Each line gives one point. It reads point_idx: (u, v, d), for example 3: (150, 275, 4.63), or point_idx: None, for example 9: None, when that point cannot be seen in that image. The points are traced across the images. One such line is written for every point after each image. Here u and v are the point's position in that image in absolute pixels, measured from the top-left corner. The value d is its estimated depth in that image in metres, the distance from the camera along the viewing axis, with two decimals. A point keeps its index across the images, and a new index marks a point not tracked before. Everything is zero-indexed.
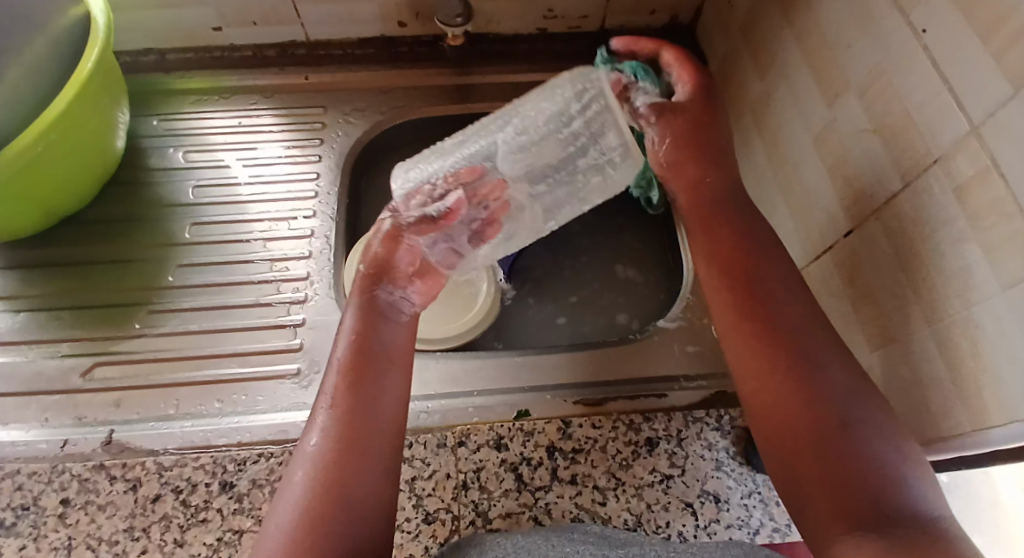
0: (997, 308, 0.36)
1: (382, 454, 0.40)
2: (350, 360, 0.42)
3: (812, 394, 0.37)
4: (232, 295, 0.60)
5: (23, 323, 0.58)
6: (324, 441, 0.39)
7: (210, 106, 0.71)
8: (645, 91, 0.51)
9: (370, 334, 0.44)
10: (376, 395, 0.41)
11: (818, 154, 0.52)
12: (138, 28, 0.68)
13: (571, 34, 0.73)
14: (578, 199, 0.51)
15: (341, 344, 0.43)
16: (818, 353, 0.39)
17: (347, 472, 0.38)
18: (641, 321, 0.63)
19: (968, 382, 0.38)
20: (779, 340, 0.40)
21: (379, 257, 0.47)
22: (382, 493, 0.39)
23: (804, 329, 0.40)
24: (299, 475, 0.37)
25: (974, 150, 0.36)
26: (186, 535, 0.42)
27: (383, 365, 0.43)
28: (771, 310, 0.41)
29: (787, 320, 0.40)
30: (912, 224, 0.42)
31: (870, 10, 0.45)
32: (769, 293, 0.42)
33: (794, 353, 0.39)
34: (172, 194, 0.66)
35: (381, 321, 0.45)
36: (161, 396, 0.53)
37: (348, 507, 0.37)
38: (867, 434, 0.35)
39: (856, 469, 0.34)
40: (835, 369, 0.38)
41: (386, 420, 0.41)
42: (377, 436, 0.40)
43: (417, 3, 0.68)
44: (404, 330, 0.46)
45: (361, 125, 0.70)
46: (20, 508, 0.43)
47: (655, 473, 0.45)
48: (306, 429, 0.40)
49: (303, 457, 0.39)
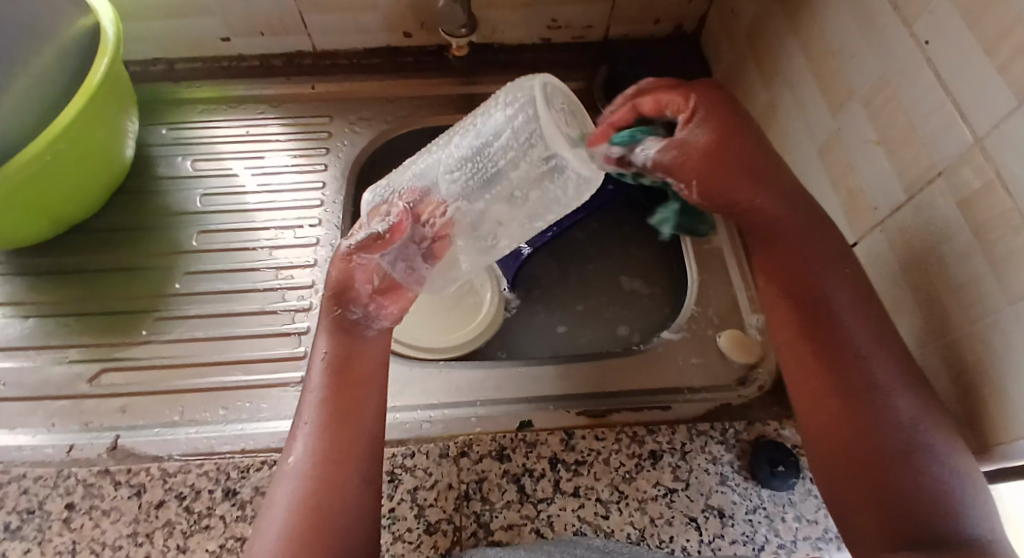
0: (1003, 321, 0.35)
1: (361, 469, 0.41)
2: (330, 384, 0.43)
3: (874, 419, 0.38)
4: (238, 303, 0.60)
5: (31, 328, 0.58)
6: (305, 461, 0.40)
7: (219, 115, 0.72)
8: (644, 143, 0.44)
9: (343, 353, 0.44)
10: (354, 412, 0.42)
11: (824, 163, 0.52)
12: (149, 38, 0.69)
13: (576, 44, 0.74)
14: (527, 217, 0.47)
15: (315, 368, 0.44)
16: (883, 374, 0.38)
17: (325, 488, 0.39)
18: (640, 334, 0.63)
19: (976, 397, 0.38)
20: (843, 362, 0.39)
21: (342, 274, 0.44)
22: (364, 504, 0.40)
23: (873, 346, 0.39)
24: (286, 494, 0.39)
25: (979, 162, 0.36)
26: (189, 541, 0.42)
27: (358, 386, 0.43)
28: (831, 328, 0.40)
29: (853, 337, 0.40)
30: (918, 235, 0.42)
31: (874, 20, 0.45)
32: (832, 300, 0.41)
33: (859, 373, 0.39)
34: (180, 202, 0.67)
35: (353, 339, 0.45)
36: (166, 403, 0.53)
37: (331, 523, 0.38)
38: (931, 457, 0.36)
39: (915, 493, 0.35)
40: (900, 390, 0.38)
41: (365, 436, 0.42)
42: (355, 452, 0.41)
43: (423, 14, 0.69)
44: (379, 341, 0.46)
45: (367, 134, 0.71)
46: (25, 512, 0.43)
47: (659, 486, 0.45)
48: (288, 448, 0.42)
49: (288, 473, 0.40)
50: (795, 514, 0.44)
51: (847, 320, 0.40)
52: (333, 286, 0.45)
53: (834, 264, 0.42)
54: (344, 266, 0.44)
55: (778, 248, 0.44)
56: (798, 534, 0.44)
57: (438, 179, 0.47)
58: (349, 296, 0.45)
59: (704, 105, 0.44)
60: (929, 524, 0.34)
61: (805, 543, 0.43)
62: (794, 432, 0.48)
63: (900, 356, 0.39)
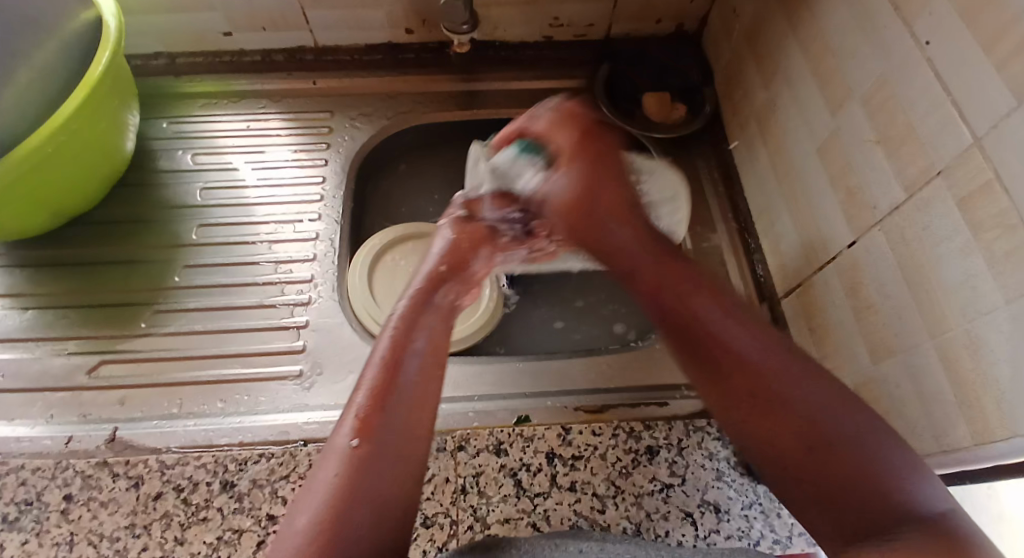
0: (1000, 320, 0.36)
1: (401, 455, 0.37)
2: (386, 361, 0.40)
3: (786, 415, 0.36)
4: (237, 296, 0.60)
5: (29, 321, 0.58)
6: (355, 438, 0.37)
7: (220, 109, 0.72)
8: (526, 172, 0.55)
9: (405, 339, 0.42)
10: (414, 396, 0.40)
11: (822, 162, 0.52)
12: (151, 32, 0.69)
13: (577, 42, 0.74)
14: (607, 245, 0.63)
15: (381, 342, 0.42)
16: (785, 384, 0.37)
17: (365, 467, 0.36)
18: (637, 331, 0.63)
19: (969, 395, 0.38)
20: (740, 380, 0.38)
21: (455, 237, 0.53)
22: (398, 491, 0.36)
23: (764, 350, 0.39)
24: (329, 472, 0.36)
25: (977, 161, 0.36)
26: (186, 533, 0.42)
27: (413, 371, 0.41)
28: (717, 350, 0.40)
29: (738, 351, 0.39)
30: (915, 234, 0.42)
31: (875, 19, 0.45)
32: (714, 322, 0.41)
33: (759, 385, 0.38)
34: (180, 195, 0.67)
35: (418, 328, 0.43)
36: (164, 396, 0.53)
37: (363, 507, 0.35)
38: (853, 438, 0.34)
39: (855, 476, 0.34)
40: (804, 382, 0.37)
41: (410, 423, 0.39)
42: (399, 434, 0.38)
43: (425, 11, 0.69)
44: (437, 336, 0.44)
45: (368, 130, 0.71)
46: (23, 503, 0.43)
47: (655, 482, 0.45)
48: (338, 424, 0.38)
49: (335, 451, 0.37)
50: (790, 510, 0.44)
51: (735, 337, 0.40)
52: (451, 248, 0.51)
53: (704, 290, 0.43)
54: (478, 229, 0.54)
55: (656, 286, 0.45)
56: (794, 529, 0.44)
57: None
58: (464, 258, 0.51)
59: (575, 163, 0.51)
60: (882, 506, 0.33)
61: (801, 539, 0.43)
62: None
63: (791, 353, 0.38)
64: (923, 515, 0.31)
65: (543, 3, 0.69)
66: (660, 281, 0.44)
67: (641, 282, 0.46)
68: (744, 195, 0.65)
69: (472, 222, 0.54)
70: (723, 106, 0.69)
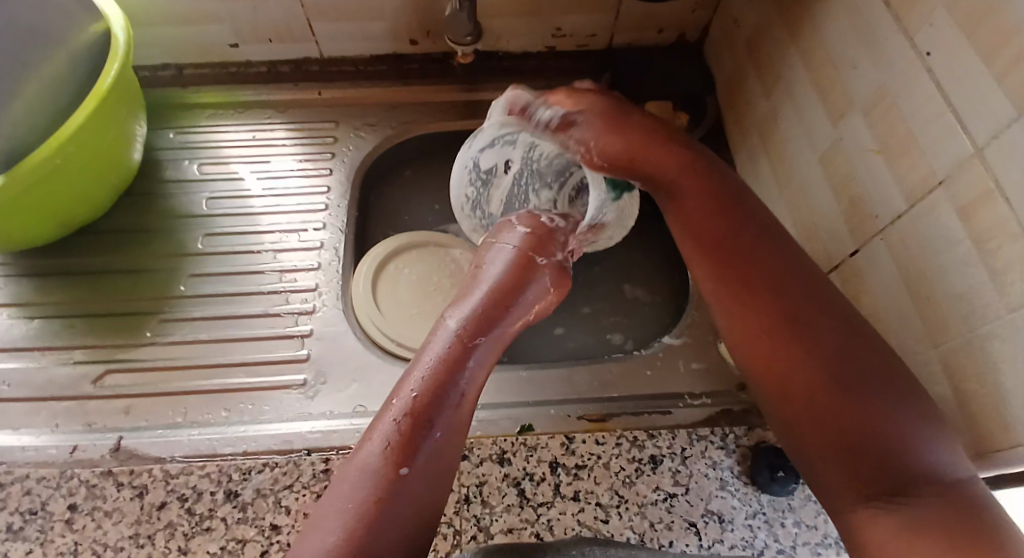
0: (1000, 328, 0.36)
1: (434, 476, 0.39)
2: (437, 382, 0.41)
3: (831, 363, 0.38)
4: (242, 305, 0.61)
5: (36, 329, 0.59)
6: (396, 461, 0.38)
7: (226, 120, 0.72)
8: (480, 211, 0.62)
9: (456, 362, 0.42)
10: (448, 418, 0.40)
11: (824, 172, 0.52)
12: (158, 44, 0.70)
13: (579, 52, 0.74)
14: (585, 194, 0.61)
15: (425, 363, 0.42)
16: (830, 330, 0.39)
17: (400, 487, 0.37)
18: (634, 342, 0.63)
19: (972, 403, 0.38)
20: (790, 315, 0.40)
21: (528, 264, 0.48)
22: (425, 509, 0.38)
23: (809, 302, 0.41)
24: (363, 492, 0.36)
25: (978, 171, 0.37)
26: (190, 543, 0.42)
27: (457, 395, 0.41)
28: (772, 283, 0.42)
29: (786, 288, 0.41)
30: (917, 243, 0.42)
31: (875, 31, 0.45)
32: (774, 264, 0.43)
33: (805, 322, 0.40)
34: (186, 205, 0.68)
35: (470, 354, 0.43)
36: (168, 405, 0.53)
37: (391, 526, 0.36)
38: (891, 403, 0.36)
39: (880, 439, 0.35)
40: (856, 345, 0.38)
41: (446, 444, 0.40)
42: (433, 454, 0.39)
43: (429, 21, 0.69)
44: (485, 366, 0.44)
45: (372, 140, 0.71)
46: (27, 512, 0.43)
47: (659, 491, 0.45)
48: (366, 436, 0.39)
49: (366, 467, 0.38)
50: (794, 519, 0.44)
51: (787, 282, 0.42)
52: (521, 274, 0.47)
53: (766, 244, 0.43)
54: (553, 260, 0.49)
55: (713, 231, 0.45)
56: (797, 539, 0.44)
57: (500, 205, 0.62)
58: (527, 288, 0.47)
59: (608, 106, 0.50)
60: (904, 470, 0.35)
61: (805, 549, 0.43)
62: None
63: (847, 317, 0.40)
64: (944, 481, 0.34)
65: (546, 14, 0.69)
66: (716, 230, 0.45)
67: (692, 227, 0.46)
68: None
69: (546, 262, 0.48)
70: (725, 116, 0.69)
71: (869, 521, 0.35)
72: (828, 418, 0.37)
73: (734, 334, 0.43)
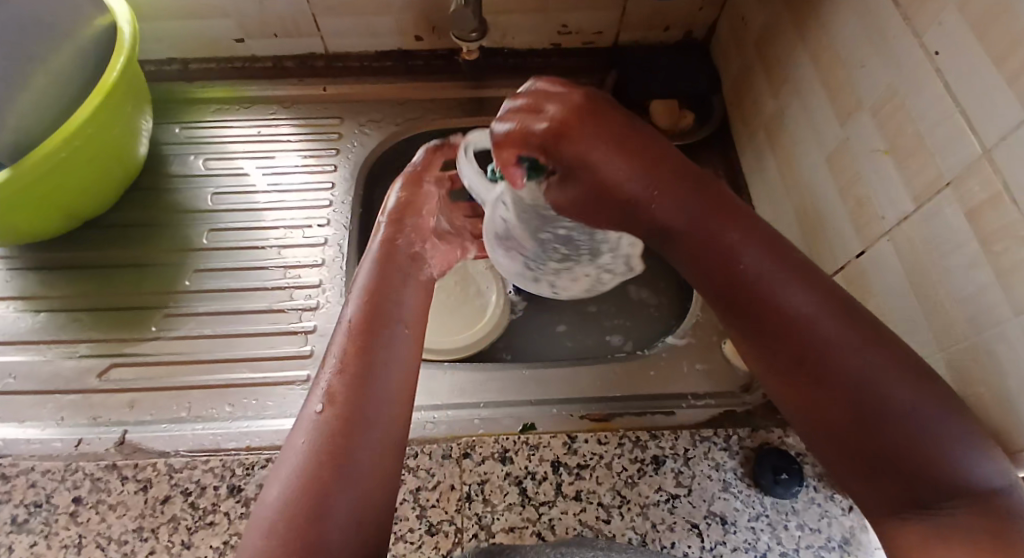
0: (1008, 333, 0.35)
1: (391, 434, 0.38)
2: (359, 341, 0.41)
3: (842, 394, 0.34)
4: (246, 301, 0.61)
5: (42, 322, 0.59)
6: (328, 407, 0.38)
7: (232, 115, 0.72)
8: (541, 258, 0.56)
9: (379, 310, 0.43)
10: (381, 369, 0.40)
11: (831, 173, 0.52)
12: (165, 38, 0.70)
13: (586, 50, 0.74)
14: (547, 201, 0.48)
15: (352, 303, 0.44)
16: (839, 354, 0.34)
17: (347, 446, 0.36)
18: (633, 343, 0.63)
19: (979, 408, 0.38)
20: (792, 342, 0.35)
21: (397, 213, 0.50)
22: (383, 465, 0.37)
23: (812, 324, 0.35)
24: (301, 441, 0.37)
25: (988, 173, 0.36)
26: (193, 537, 0.42)
27: (398, 357, 0.41)
28: (772, 308, 0.36)
29: (787, 314, 0.36)
30: (924, 245, 0.41)
31: (885, 31, 0.45)
32: (773, 281, 0.37)
33: (810, 349, 0.35)
34: (191, 200, 0.68)
35: (394, 307, 0.44)
36: (172, 399, 0.54)
37: (342, 491, 0.34)
38: (911, 421, 0.32)
39: (905, 464, 0.32)
40: (866, 355, 0.33)
41: (392, 400, 0.39)
42: (384, 407, 0.38)
43: (435, 18, 0.69)
44: (415, 321, 0.44)
45: (377, 136, 0.71)
46: (32, 505, 0.44)
47: (661, 492, 0.45)
48: (308, 397, 0.39)
49: (304, 424, 0.38)
50: (797, 522, 0.44)
51: (790, 302, 0.36)
52: (389, 222, 0.50)
53: (763, 248, 0.38)
54: (410, 201, 0.51)
55: (707, 248, 0.39)
56: (801, 542, 0.44)
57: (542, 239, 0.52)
58: (404, 227, 0.50)
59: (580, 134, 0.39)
60: (933, 487, 0.32)
61: (808, 551, 0.43)
62: (798, 439, 0.47)
63: (856, 320, 0.35)
64: (972, 492, 0.31)
65: (552, 11, 0.69)
66: (709, 240, 0.39)
67: (687, 248, 0.40)
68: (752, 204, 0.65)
69: (412, 203, 0.51)
70: (732, 115, 0.69)
71: (895, 536, 0.33)
72: (842, 440, 0.34)
73: (746, 353, 0.39)
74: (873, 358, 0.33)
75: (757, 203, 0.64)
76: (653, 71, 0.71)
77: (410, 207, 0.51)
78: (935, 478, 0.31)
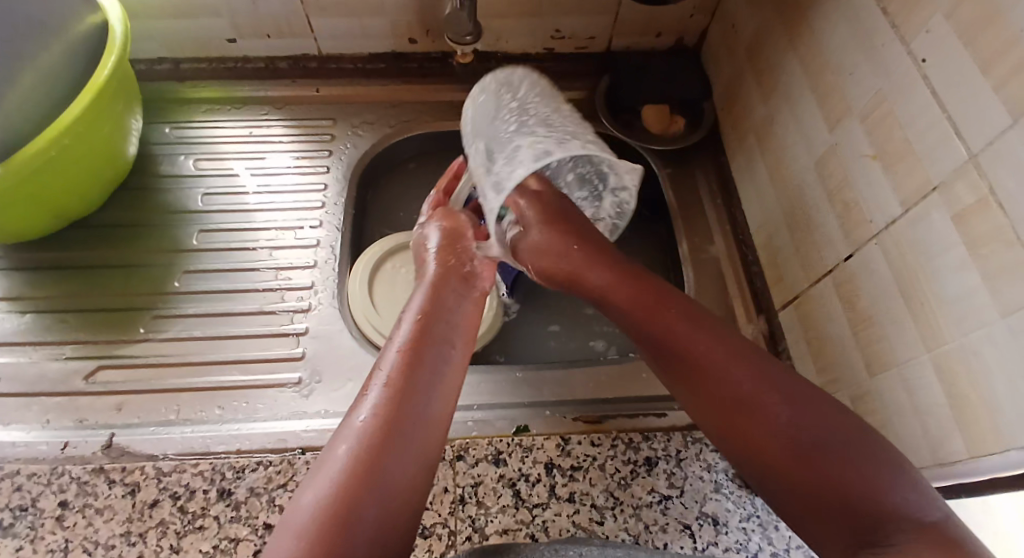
0: (995, 335, 0.36)
1: (423, 457, 0.38)
2: (408, 360, 0.42)
3: (777, 423, 0.37)
4: (237, 302, 0.60)
5: (27, 324, 0.58)
6: (372, 416, 0.38)
7: (223, 116, 0.72)
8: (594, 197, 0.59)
9: (426, 330, 0.45)
10: (425, 392, 0.41)
11: (820, 178, 0.52)
12: (155, 37, 0.69)
13: (579, 54, 0.75)
14: (497, 142, 0.52)
15: (406, 321, 0.46)
16: (766, 394, 0.38)
17: (386, 461, 0.36)
18: (617, 349, 0.63)
19: (967, 409, 0.38)
20: (726, 385, 0.40)
21: (441, 240, 0.56)
22: (414, 487, 0.37)
23: (743, 369, 0.40)
24: (341, 448, 0.37)
25: (974, 178, 0.37)
26: (182, 541, 0.42)
27: (440, 388, 0.42)
28: (699, 358, 0.42)
29: (718, 363, 0.41)
30: (911, 247, 0.42)
31: (874, 39, 0.46)
32: (702, 337, 0.42)
33: (740, 391, 0.39)
34: (181, 201, 0.67)
35: (438, 322, 0.47)
36: (161, 402, 0.53)
37: (371, 505, 0.34)
38: (847, 455, 0.34)
39: (844, 482, 0.33)
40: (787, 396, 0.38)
41: (431, 421, 0.40)
42: (421, 427, 0.39)
43: (429, 21, 0.69)
44: (463, 352, 0.46)
45: (370, 138, 0.71)
46: (17, 509, 0.43)
47: (654, 493, 0.45)
48: (353, 407, 0.40)
49: (347, 431, 0.38)
50: (787, 523, 0.44)
51: (716, 356, 0.41)
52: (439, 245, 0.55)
53: (697, 323, 0.43)
54: (450, 234, 0.56)
55: (654, 325, 0.45)
56: (791, 542, 0.44)
57: (538, 146, 0.49)
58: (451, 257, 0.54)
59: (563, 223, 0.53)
60: (874, 507, 0.32)
61: (798, 552, 0.43)
62: None
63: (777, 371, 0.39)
64: (916, 508, 0.31)
65: (545, 15, 0.69)
66: (660, 312, 0.45)
67: (643, 321, 0.46)
68: (743, 208, 0.65)
69: (457, 235, 0.56)
70: (722, 121, 0.70)
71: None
72: (788, 471, 0.35)
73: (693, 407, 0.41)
74: (797, 400, 0.37)
75: (748, 207, 0.64)
76: (645, 77, 0.71)
77: (455, 233, 0.56)
78: (876, 498, 0.32)
